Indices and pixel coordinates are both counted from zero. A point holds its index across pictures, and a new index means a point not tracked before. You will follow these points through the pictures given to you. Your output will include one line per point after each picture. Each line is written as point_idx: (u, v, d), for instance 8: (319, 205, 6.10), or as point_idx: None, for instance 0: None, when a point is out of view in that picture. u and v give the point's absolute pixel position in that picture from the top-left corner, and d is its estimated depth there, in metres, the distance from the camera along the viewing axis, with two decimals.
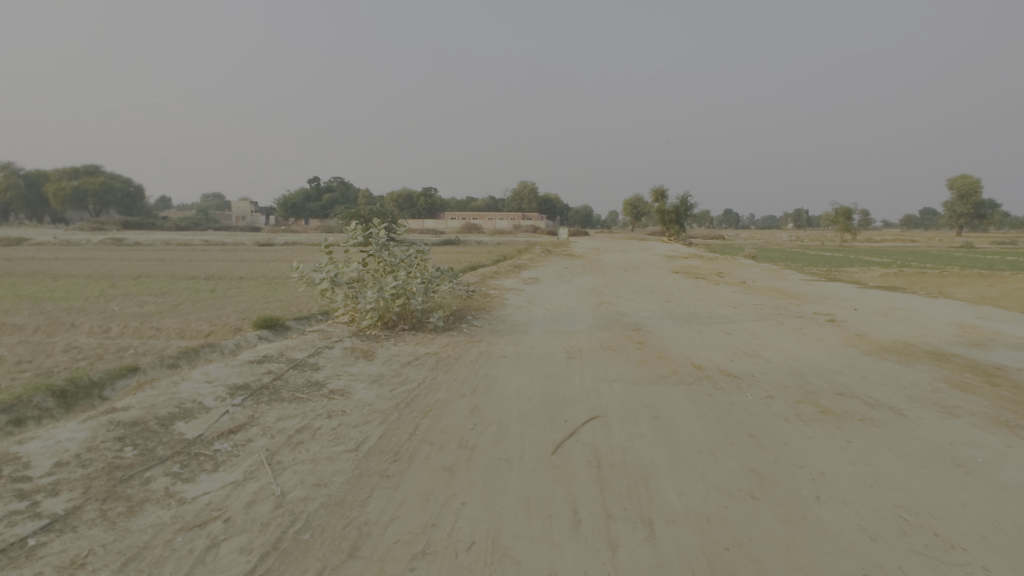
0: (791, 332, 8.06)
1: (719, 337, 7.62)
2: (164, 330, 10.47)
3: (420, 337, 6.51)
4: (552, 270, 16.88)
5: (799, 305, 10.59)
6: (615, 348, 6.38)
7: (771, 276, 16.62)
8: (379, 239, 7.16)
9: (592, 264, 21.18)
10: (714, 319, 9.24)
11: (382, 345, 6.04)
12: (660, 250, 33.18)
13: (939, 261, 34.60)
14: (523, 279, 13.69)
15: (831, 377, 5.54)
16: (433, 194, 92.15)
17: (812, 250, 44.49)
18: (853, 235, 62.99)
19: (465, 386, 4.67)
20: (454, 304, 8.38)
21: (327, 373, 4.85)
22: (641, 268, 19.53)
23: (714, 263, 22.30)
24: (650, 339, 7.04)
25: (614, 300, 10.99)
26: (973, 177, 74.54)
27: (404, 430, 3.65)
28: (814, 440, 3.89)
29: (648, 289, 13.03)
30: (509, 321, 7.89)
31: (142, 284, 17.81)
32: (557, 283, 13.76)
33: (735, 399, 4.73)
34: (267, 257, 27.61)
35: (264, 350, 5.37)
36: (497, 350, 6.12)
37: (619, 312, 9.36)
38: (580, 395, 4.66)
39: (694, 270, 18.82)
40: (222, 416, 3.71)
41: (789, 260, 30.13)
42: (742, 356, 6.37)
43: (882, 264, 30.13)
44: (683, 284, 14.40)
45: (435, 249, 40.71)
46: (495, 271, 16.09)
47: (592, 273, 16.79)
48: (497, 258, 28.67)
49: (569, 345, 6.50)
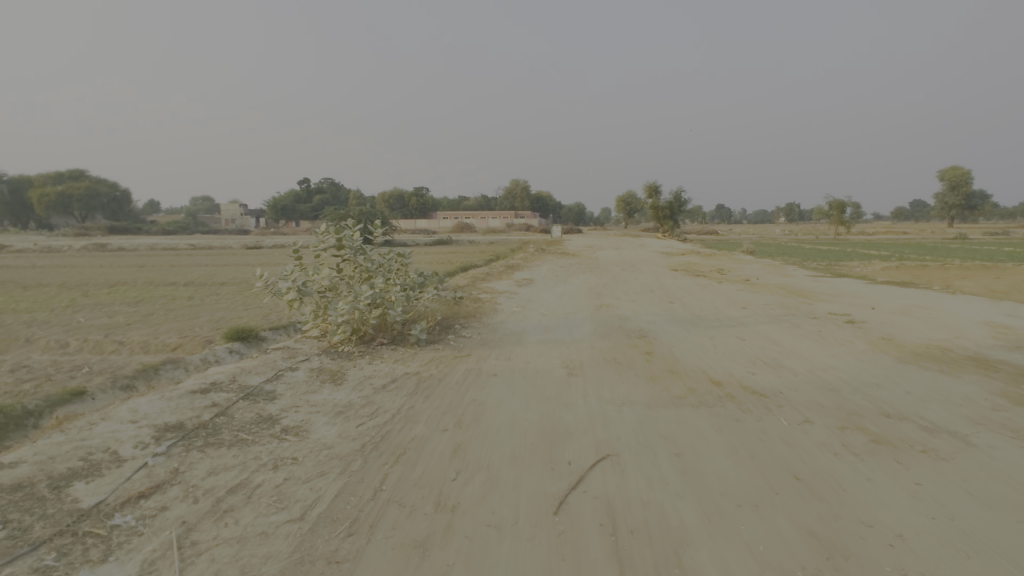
0: (810, 336, 7.36)
1: (732, 343, 6.91)
2: (128, 344, 9.62)
3: (399, 353, 5.74)
4: (546, 270, 16.15)
5: (810, 304, 9.93)
6: (620, 360, 5.64)
7: (775, 273, 15.98)
8: (354, 242, 6.37)
9: (588, 262, 20.48)
10: (723, 322, 8.54)
11: (355, 364, 5.27)
12: (655, 246, 32.57)
13: (937, 253, 34.22)
14: (517, 281, 12.95)
15: (870, 392, 4.84)
16: (424, 194, 91.19)
17: (808, 243, 44.07)
18: (847, 228, 62.73)
19: (448, 418, 3.90)
20: (441, 311, 7.62)
21: (283, 404, 4.07)
22: (638, 266, 18.84)
23: (713, 258, 21.67)
24: (658, 347, 6.32)
25: (614, 302, 10.27)
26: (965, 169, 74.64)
27: (367, 486, 2.89)
28: (874, 481, 3.17)
29: (648, 289, 12.31)
30: (500, 330, 7.13)
31: (116, 292, 16.91)
32: (552, 283, 13.03)
33: (767, 423, 3.99)
34: (252, 261, 26.70)
35: (213, 375, 4.58)
36: (487, 366, 5.37)
37: (620, 316, 8.64)
38: (584, 423, 3.91)
39: (694, 267, 18.16)
40: (136, 472, 2.93)
41: (788, 255, 29.56)
42: (763, 367, 5.66)
43: (881, 257, 29.67)
44: (685, 283, 13.71)
45: (427, 250, 39.90)
46: (486, 272, 15.32)
47: (589, 272, 16.08)
48: (491, 258, 27.96)
49: (569, 357, 5.76)
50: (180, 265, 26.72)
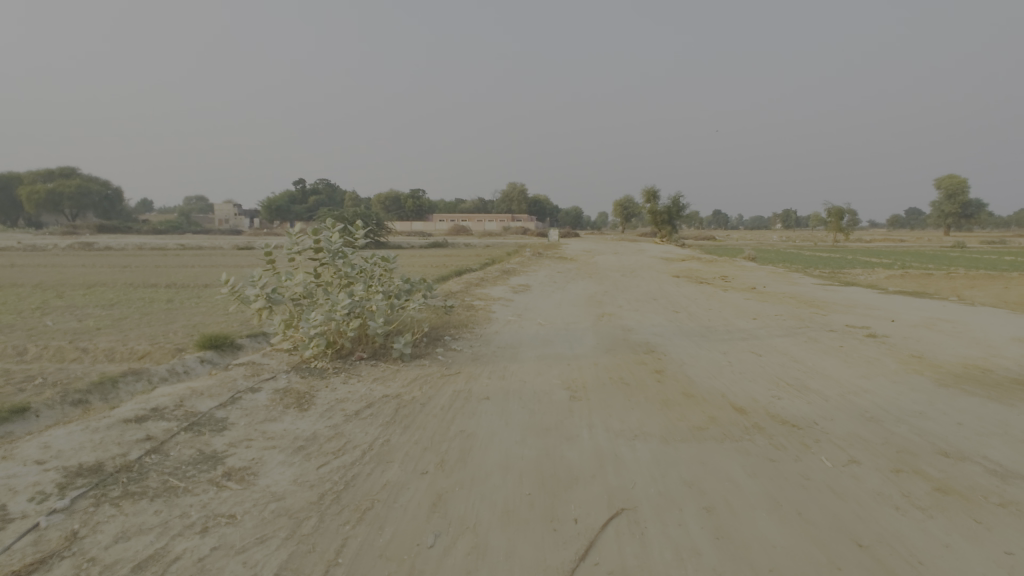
0: (831, 352, 6.77)
1: (748, 360, 6.31)
2: (91, 352, 8.89)
3: (380, 370, 5.10)
4: (544, 275, 15.51)
5: (824, 316, 9.35)
6: (628, 381, 5.01)
7: (780, 280, 15.42)
8: (333, 244, 5.73)
9: (587, 267, 19.86)
10: (735, 335, 7.93)
11: (327, 384, 4.61)
12: (654, 251, 32.07)
13: (938, 261, 33.84)
14: (513, 287, 12.32)
15: (915, 422, 4.22)
16: (421, 196, 90.58)
17: (807, 250, 43.69)
18: (845, 234, 62.51)
19: (428, 458, 3.25)
20: (429, 321, 6.97)
21: (233, 437, 3.41)
22: (638, 272, 18.24)
23: (714, 265, 21.10)
24: (669, 365, 5.71)
25: (617, 311, 9.65)
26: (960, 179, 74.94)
27: (318, 560, 2.24)
28: (954, 548, 2.54)
29: (651, 297, 11.71)
30: (494, 342, 6.50)
31: (93, 294, 16.14)
32: (550, 290, 12.39)
33: (808, 465, 3.38)
34: (241, 263, 25.94)
35: (158, 399, 3.91)
36: (478, 387, 4.73)
37: (624, 327, 8.02)
38: (591, 463, 3.28)
39: (696, 274, 17.58)
40: (19, 538, 2.27)
41: (788, 262, 29.08)
42: (788, 389, 5.05)
43: (883, 265, 29.19)
44: (688, 290, 13.12)
45: (421, 253, 39.26)
46: (481, 277, 14.69)
47: (588, 278, 15.47)
48: (486, 262, 27.33)
49: (570, 377, 5.13)
50: (167, 266, 25.93)
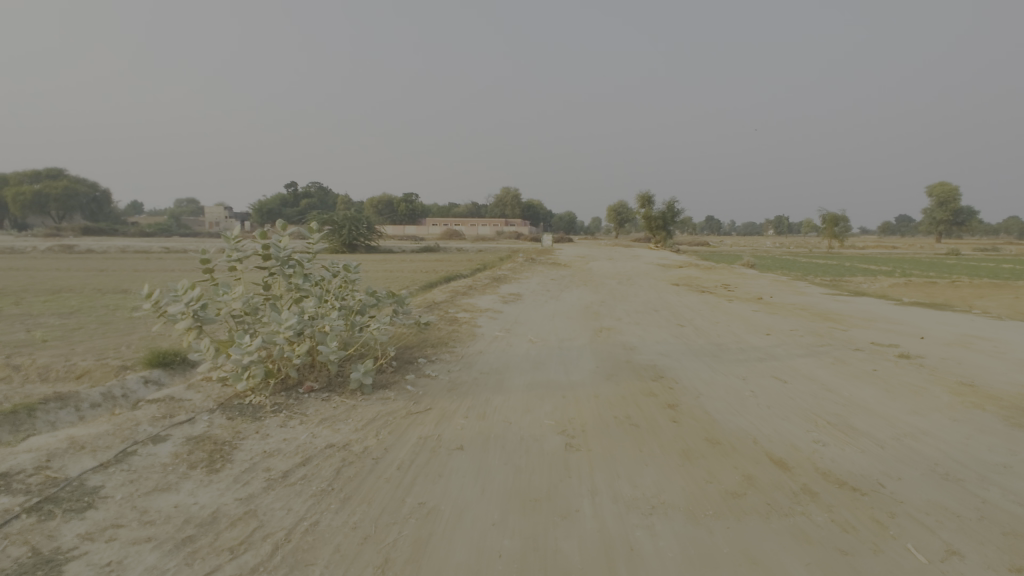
0: (865, 377, 5.88)
1: (773, 387, 5.40)
2: (24, 369, 7.85)
3: (332, 408, 4.12)
4: (537, 282, 14.60)
5: (845, 330, 8.47)
6: (637, 421, 4.08)
7: (787, 290, 14.60)
8: (283, 251, 4.74)
9: (582, 273, 18.99)
10: (750, 354, 7.04)
11: (259, 429, 3.64)
12: (651, 257, 31.18)
13: (938, 269, 33.24)
14: (503, 296, 11.38)
15: (1006, 483, 3.31)
16: (414, 200, 89.67)
17: (804, 257, 43.08)
18: (840, 241, 62.23)
19: (365, 558, 2.29)
20: (401, 339, 6.00)
21: (95, 523, 2.43)
22: (635, 279, 17.35)
23: (715, 272, 20.26)
24: (683, 398, 4.77)
25: (616, 325, 8.74)
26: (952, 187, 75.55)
27: None
28: None
29: (652, 308, 10.81)
30: (476, 366, 5.54)
31: (54, 300, 15.04)
32: (543, 299, 11.47)
33: (894, 561, 2.44)
34: None
35: (15, 459, 2.92)
36: (451, 431, 3.77)
37: (625, 345, 7.11)
38: (597, 564, 2.33)
39: (696, 282, 16.75)
40: None
41: (788, 269, 28.37)
42: (831, 431, 4.12)
43: (884, 273, 28.53)
44: (691, 300, 12.26)
45: (413, 258, 38.34)
46: (469, 285, 13.71)
47: (583, 286, 14.57)
48: (478, 267, 26.43)
49: (566, 415, 4.18)
50: (143, 272, 24.80)
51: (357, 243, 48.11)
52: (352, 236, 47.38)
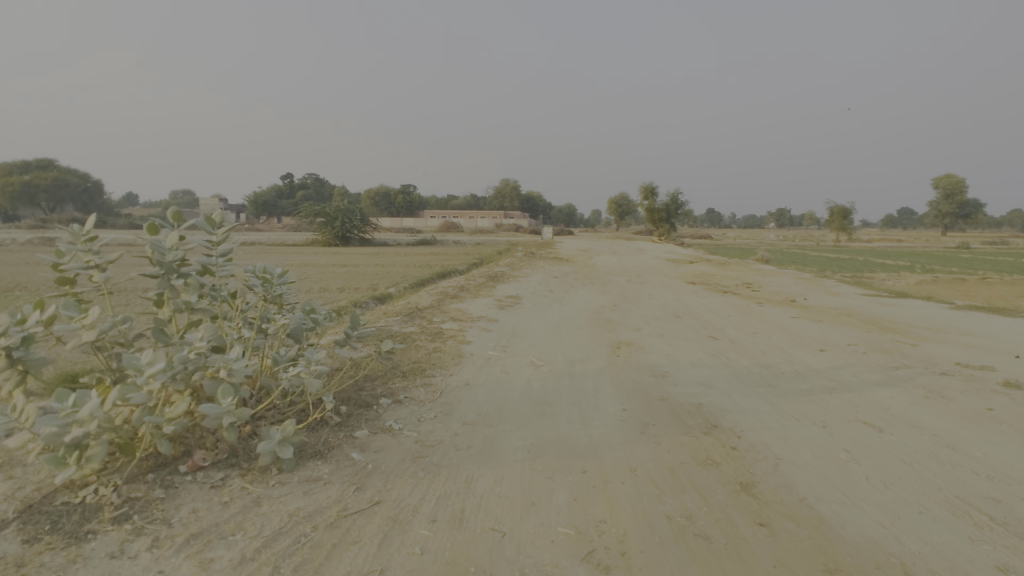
0: (983, 421, 4.39)
1: (870, 441, 3.91)
2: None
3: (220, 507, 2.58)
4: (537, 281, 13.03)
5: (914, 346, 6.98)
6: (705, 530, 2.58)
7: (816, 289, 13.13)
8: (169, 256, 3.19)
9: (586, 270, 17.47)
10: (813, 382, 5.56)
11: (64, 568, 2.09)
12: (656, 252, 29.71)
13: (958, 264, 31.83)
14: (499, 299, 9.84)
15: None
16: (410, 192, 87.88)
17: (815, 251, 41.56)
18: (846, 234, 60.90)
19: None
20: (355, 374, 4.44)
21: None
22: (645, 277, 15.83)
23: (729, 269, 18.76)
24: (758, 471, 3.27)
25: (637, 338, 7.23)
26: (956, 180, 75.61)
27: None
28: None
29: (672, 313, 9.32)
30: (459, 412, 4.01)
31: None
32: (546, 302, 9.94)
33: None
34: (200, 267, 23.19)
35: None
36: (402, 563, 2.26)
37: (653, 369, 5.62)
38: None
39: (711, 280, 15.24)
40: None
41: (801, 264, 27.01)
42: (1011, 542, 2.62)
43: (902, 269, 27.13)
44: (715, 303, 10.75)
45: (406, 252, 36.79)
46: (461, 284, 12.18)
47: (590, 286, 13.04)
48: (475, 262, 24.89)
49: (591, 515, 2.67)
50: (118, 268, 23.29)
51: (351, 235, 46.50)
52: (346, 228, 45.82)
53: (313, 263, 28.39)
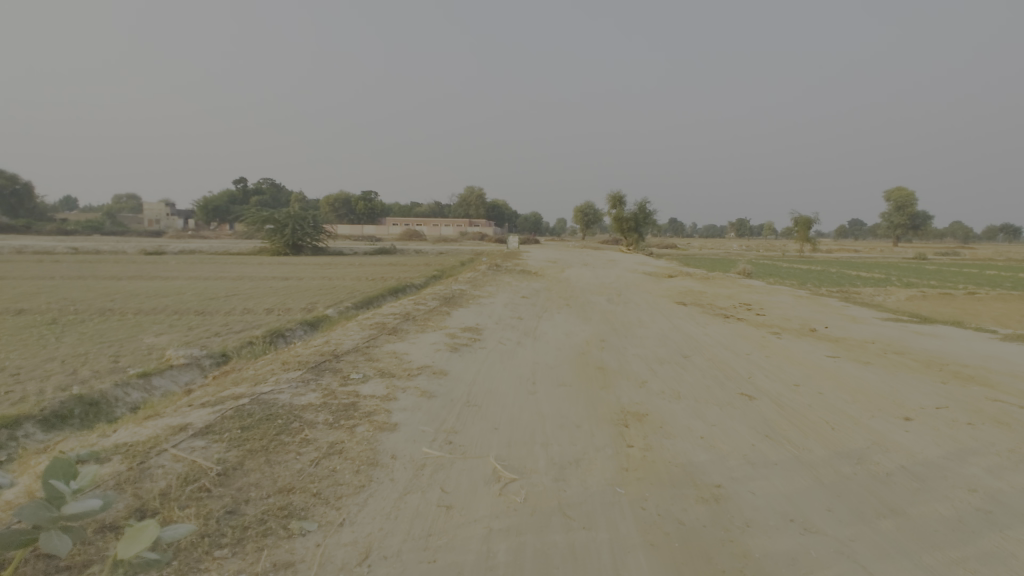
0: None
1: None
2: None
3: None
4: (503, 304, 10.79)
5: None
6: None
7: (827, 313, 11.34)
8: None
9: (559, 287, 15.37)
10: (950, 499, 3.40)
11: None
12: (629, 263, 27.89)
13: (933, 277, 31.20)
14: (454, 333, 7.52)
15: None
16: (371, 198, 84.61)
17: (785, 262, 40.83)
18: (810, 245, 61.23)
19: None
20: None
21: None
22: (628, 296, 13.77)
23: (717, 284, 16.97)
24: None
25: (647, 404, 5.02)
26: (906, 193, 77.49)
27: None
28: None
29: (678, 355, 7.22)
30: None
31: None
32: (516, 337, 7.67)
33: None
34: (110, 285, 19.90)
35: None
36: None
37: (695, 483, 3.38)
38: None
39: (702, 299, 13.35)
40: None
41: (780, 276, 25.72)
42: None
43: (882, 282, 26.10)
44: (724, 335, 8.73)
45: (361, 262, 34.00)
46: (409, 309, 9.78)
47: (567, 309, 10.86)
48: (435, 275, 22.52)
49: None
50: (10, 285, 19.69)
51: (303, 244, 43.12)
52: (297, 236, 42.51)
53: (252, 276, 25.24)
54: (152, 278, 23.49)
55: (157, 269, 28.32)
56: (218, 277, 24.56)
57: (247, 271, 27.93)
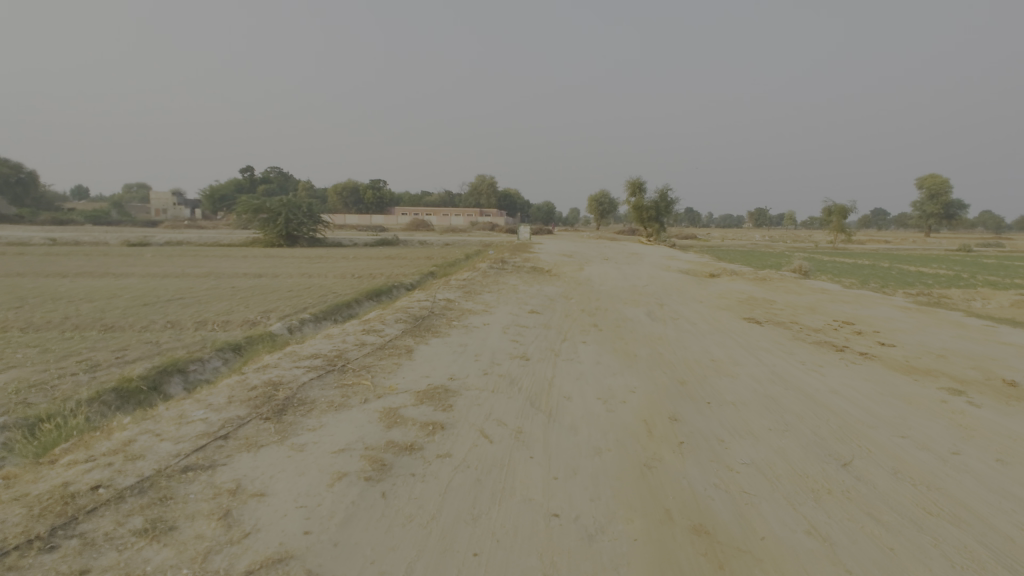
0: None
1: None
2: None
3: None
4: (499, 328, 7.22)
5: None
6: None
7: (984, 341, 7.64)
8: None
9: (581, 292, 11.76)
10: None
11: None
12: (658, 258, 24.11)
13: (1008, 272, 26.91)
14: (393, 412, 3.95)
15: None
16: (378, 185, 81.40)
17: (827, 255, 36.58)
18: (844, 237, 56.62)
19: None
20: None
21: None
22: (676, 307, 10.13)
23: (782, 289, 13.24)
24: None
25: None
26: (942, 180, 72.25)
27: None
28: None
29: (834, 463, 3.68)
30: None
31: None
32: (517, 417, 4.08)
33: None
34: (41, 286, 16.56)
35: None
36: None
37: None
38: None
39: (777, 314, 9.67)
40: None
41: (837, 274, 21.78)
42: None
43: (961, 281, 22.00)
44: (870, 396, 5.13)
45: (356, 254, 30.64)
46: (353, 340, 6.21)
47: (597, 336, 7.26)
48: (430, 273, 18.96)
49: None
50: None
51: (299, 235, 39.94)
52: (290, 226, 39.14)
53: (222, 272, 21.79)
54: (103, 275, 20.13)
55: (122, 264, 24.78)
56: (181, 273, 21.15)
57: (222, 265, 24.55)
